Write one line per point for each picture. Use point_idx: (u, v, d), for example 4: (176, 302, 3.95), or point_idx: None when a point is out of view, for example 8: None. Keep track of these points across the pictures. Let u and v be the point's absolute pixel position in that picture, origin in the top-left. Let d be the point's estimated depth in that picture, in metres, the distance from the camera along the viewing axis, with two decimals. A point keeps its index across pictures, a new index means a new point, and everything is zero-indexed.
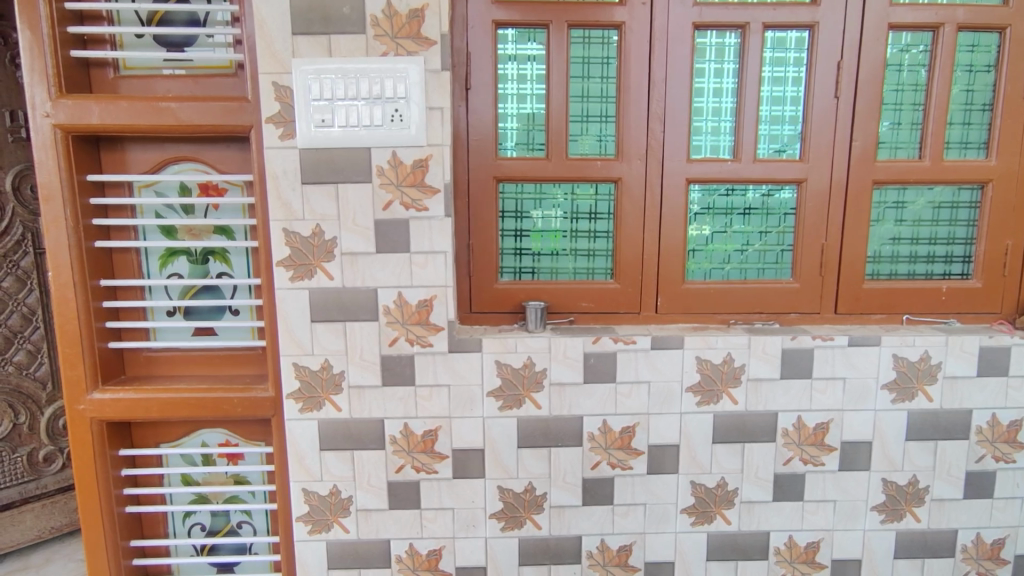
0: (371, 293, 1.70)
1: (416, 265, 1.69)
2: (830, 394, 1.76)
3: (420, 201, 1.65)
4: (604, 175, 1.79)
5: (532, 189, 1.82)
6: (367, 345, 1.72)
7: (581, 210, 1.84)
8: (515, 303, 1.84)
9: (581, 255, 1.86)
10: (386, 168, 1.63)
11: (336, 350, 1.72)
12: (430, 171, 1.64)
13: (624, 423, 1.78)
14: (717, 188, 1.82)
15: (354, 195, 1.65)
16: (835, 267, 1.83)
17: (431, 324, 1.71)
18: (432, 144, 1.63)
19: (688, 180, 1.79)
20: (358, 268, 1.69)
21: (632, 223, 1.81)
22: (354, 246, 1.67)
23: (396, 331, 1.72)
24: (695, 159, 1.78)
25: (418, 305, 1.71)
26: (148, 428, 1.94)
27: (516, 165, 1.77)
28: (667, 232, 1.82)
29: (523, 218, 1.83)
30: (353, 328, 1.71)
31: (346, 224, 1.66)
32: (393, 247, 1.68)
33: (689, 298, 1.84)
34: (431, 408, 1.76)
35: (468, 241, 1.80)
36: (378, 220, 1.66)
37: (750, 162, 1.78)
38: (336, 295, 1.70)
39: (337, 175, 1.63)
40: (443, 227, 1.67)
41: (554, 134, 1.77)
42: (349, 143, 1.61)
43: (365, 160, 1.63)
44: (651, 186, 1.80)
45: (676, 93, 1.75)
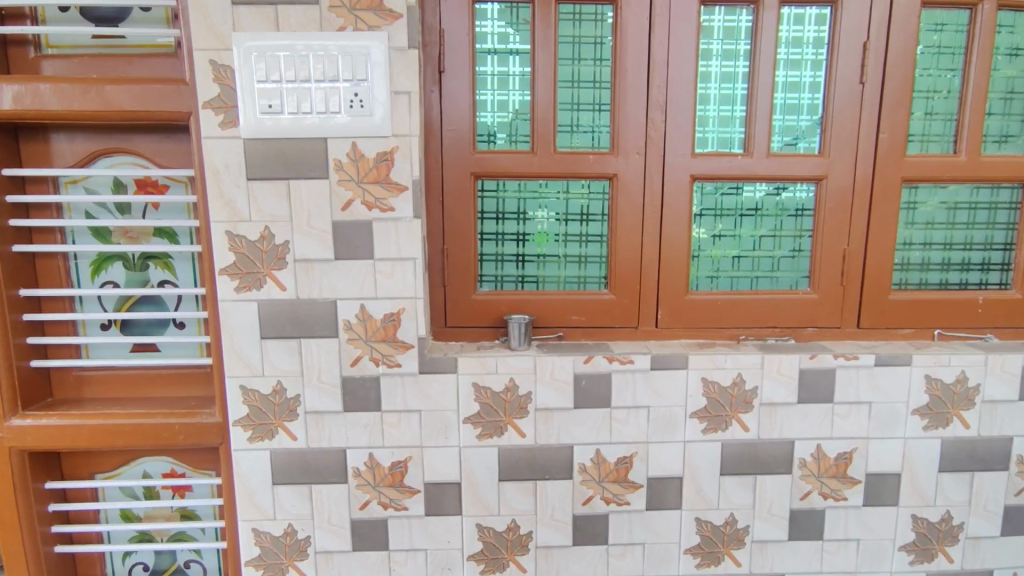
0: (330, 306, 1.48)
1: (381, 274, 1.47)
2: (853, 420, 1.55)
3: (385, 200, 1.43)
4: (598, 171, 1.57)
5: (516, 187, 1.60)
6: (325, 366, 1.50)
7: (571, 211, 1.62)
8: (496, 316, 1.62)
9: (571, 261, 1.64)
10: (345, 161, 1.41)
11: (290, 371, 1.50)
12: (396, 166, 1.42)
13: (620, 453, 1.57)
14: (726, 186, 1.61)
15: (307, 193, 1.42)
16: (858, 275, 1.62)
17: (399, 341, 1.50)
18: (399, 134, 1.41)
19: (692, 177, 1.58)
20: (314, 277, 1.46)
21: (629, 225, 1.60)
22: (308, 252, 1.45)
23: (359, 349, 1.50)
24: (700, 153, 1.57)
25: (384, 319, 1.49)
26: (80, 457, 1.71)
27: (497, 159, 1.55)
28: (669, 235, 1.60)
29: (505, 220, 1.61)
30: (309, 345, 1.49)
31: (299, 227, 1.44)
32: (354, 253, 1.46)
33: (693, 311, 1.63)
34: (399, 436, 1.54)
35: (442, 246, 1.58)
36: (335, 222, 1.44)
37: (764, 157, 1.56)
38: (289, 308, 1.47)
39: (287, 170, 1.41)
40: (412, 230, 1.45)
41: (541, 123, 1.55)
42: (302, 133, 1.39)
43: (320, 153, 1.41)
44: (651, 184, 1.58)
45: (680, 77, 1.53)
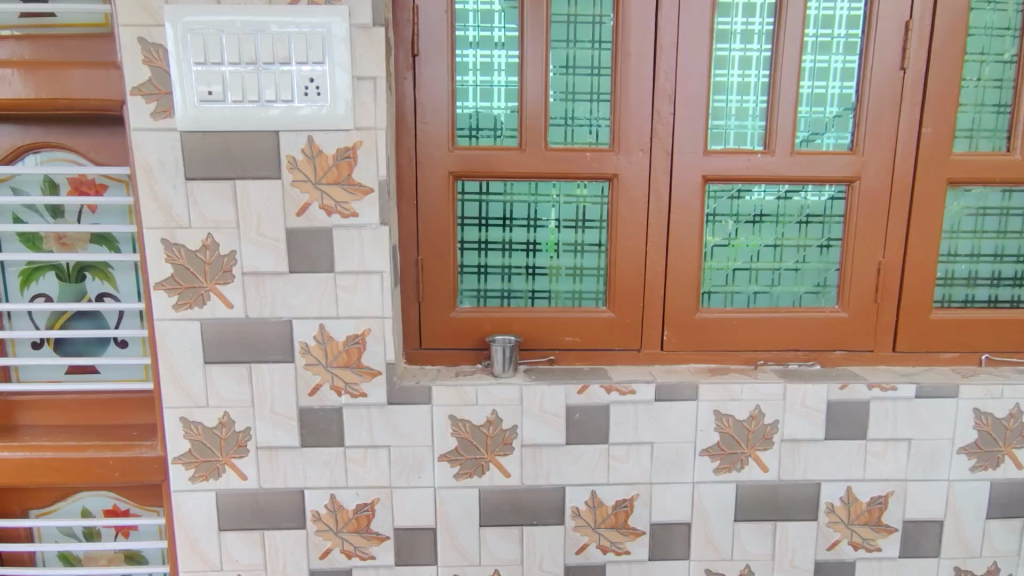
0: (284, 327, 1.27)
1: (343, 290, 1.27)
2: (889, 459, 1.35)
3: (346, 204, 1.24)
4: (596, 171, 1.37)
5: (501, 188, 1.40)
6: (279, 396, 1.30)
7: (565, 216, 1.41)
8: (479, 337, 1.42)
9: (564, 274, 1.44)
10: (300, 159, 1.21)
11: (238, 402, 1.29)
12: (360, 164, 1.22)
13: (619, 495, 1.37)
14: (743, 189, 1.40)
15: (256, 196, 1.22)
16: (895, 292, 1.40)
17: (365, 367, 1.30)
18: (363, 127, 1.21)
19: (704, 178, 1.37)
20: (264, 293, 1.26)
21: (631, 234, 1.39)
22: (258, 264, 1.25)
23: (318, 376, 1.30)
24: (714, 151, 1.36)
25: (347, 342, 1.29)
26: (9, 493, 1.51)
27: (480, 157, 1.35)
28: (676, 246, 1.40)
29: (488, 227, 1.41)
30: (260, 371, 1.29)
31: (247, 235, 1.23)
32: (311, 265, 1.25)
33: (703, 331, 1.43)
34: (364, 476, 1.34)
35: (417, 257, 1.38)
36: (289, 229, 1.24)
37: (786, 156, 1.36)
38: (237, 329, 1.27)
39: (233, 168, 1.21)
40: (378, 238, 1.25)
41: (529, 115, 1.35)
42: (249, 125, 1.19)
43: (271, 149, 1.21)
44: (656, 186, 1.38)
45: (691, 63, 1.33)
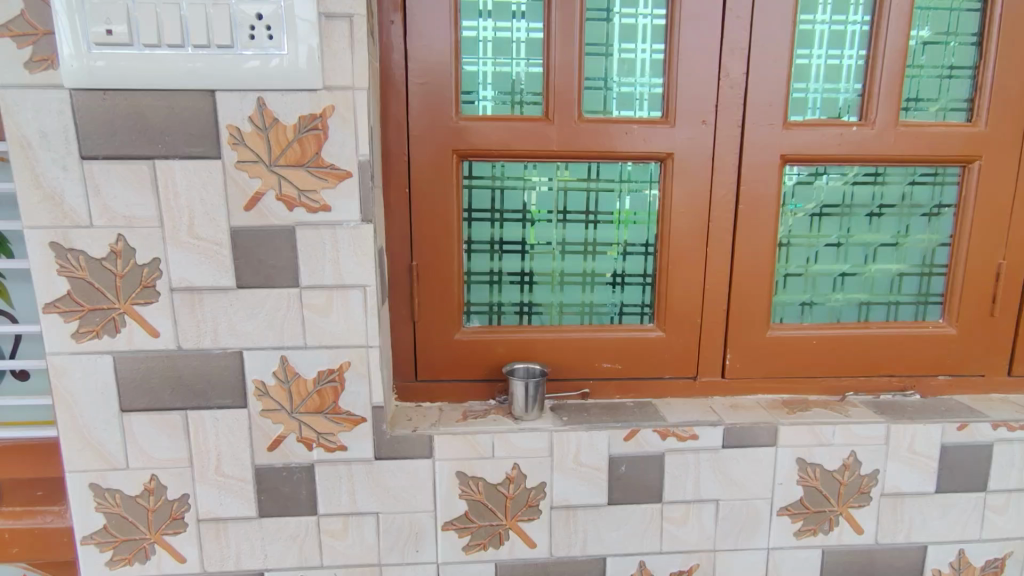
0: (231, 361, 0.94)
1: (312, 310, 0.93)
2: (1010, 514, 1.09)
3: (314, 194, 0.90)
4: (645, 149, 1.05)
5: (521, 172, 1.07)
6: (227, 453, 0.96)
7: (602, 208, 1.09)
8: (492, 366, 1.10)
9: (601, 283, 1.13)
10: (247, 132, 0.87)
11: (171, 462, 0.96)
12: (333, 139, 0.89)
13: (674, 566, 1.08)
14: (830, 172, 1.10)
15: (186, 183, 0.87)
16: (1015, 301, 1.13)
17: (344, 413, 0.97)
18: (335, 86, 0.87)
19: (784, 158, 1.07)
20: (203, 317, 0.91)
21: (687, 231, 1.09)
22: (192, 278, 0.90)
23: (281, 426, 0.96)
24: (797, 123, 1.05)
25: (318, 381, 0.96)
26: None
27: (494, 131, 1.02)
28: (744, 245, 1.09)
29: (504, 222, 1.08)
30: (200, 422, 0.95)
31: (175, 237, 0.88)
32: (267, 278, 0.92)
33: (774, 353, 1.13)
34: (344, 552, 1.02)
35: (411, 262, 1.05)
36: (235, 228, 0.89)
37: (888, 130, 1.06)
38: (164, 367, 0.92)
39: (151, 143, 0.86)
40: (359, 240, 0.92)
41: (560, 75, 1.02)
42: (173, 82, 0.84)
43: (206, 116, 0.86)
44: (722, 169, 1.07)
45: (771, 5, 1.01)
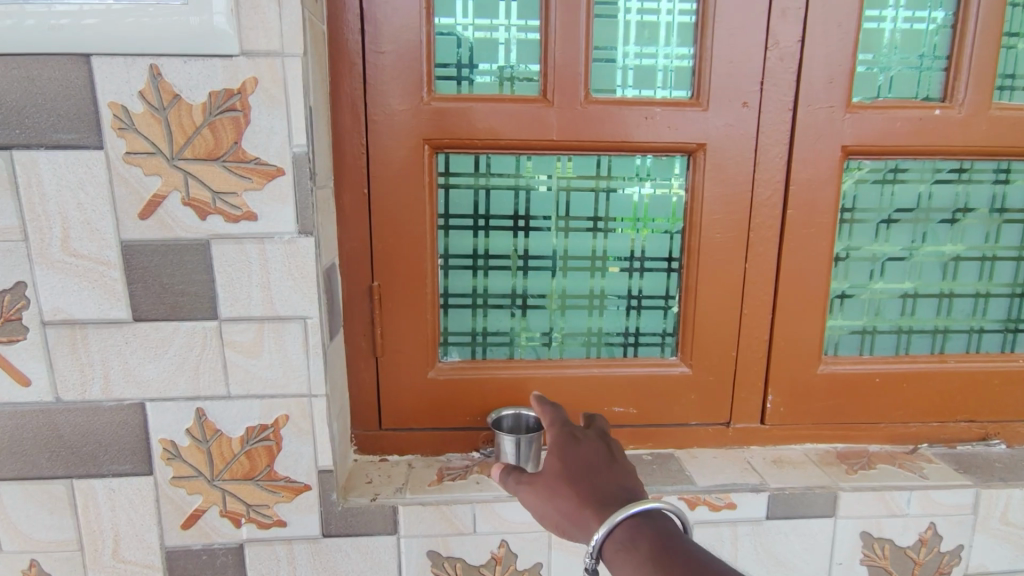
0: (129, 417, 0.72)
1: (235, 350, 0.71)
2: None
3: (235, 197, 0.67)
4: (670, 139, 0.83)
5: (512, 167, 0.84)
6: (127, 534, 0.75)
7: (614, 214, 0.87)
8: (477, 412, 0.88)
9: (612, 306, 0.90)
10: (139, 114, 0.64)
11: (54, 545, 0.74)
12: (256, 123, 0.66)
13: None
14: (900, 169, 0.87)
15: (56, 183, 0.65)
16: None
17: (282, 481, 0.75)
18: (257, 51, 0.64)
19: (846, 151, 0.84)
20: (89, 359, 0.70)
21: (722, 242, 0.86)
22: (73, 309, 0.68)
23: (200, 497, 0.75)
24: (864, 106, 0.83)
25: (247, 441, 0.74)
26: None
27: (477, 115, 0.80)
28: (792, 260, 0.87)
29: (490, 231, 0.86)
30: (92, 492, 0.73)
31: (45, 255, 0.67)
32: (174, 309, 0.69)
33: (827, 394, 0.91)
34: None
35: (372, 282, 0.83)
36: (127, 244, 0.67)
37: (976, 115, 0.84)
38: (38, 424, 0.71)
39: (5, 128, 0.64)
40: (296, 258, 0.69)
41: (562, 44, 0.79)
42: (28, 44, 0.62)
43: (80, 91, 0.63)
44: (766, 165, 0.84)
45: None
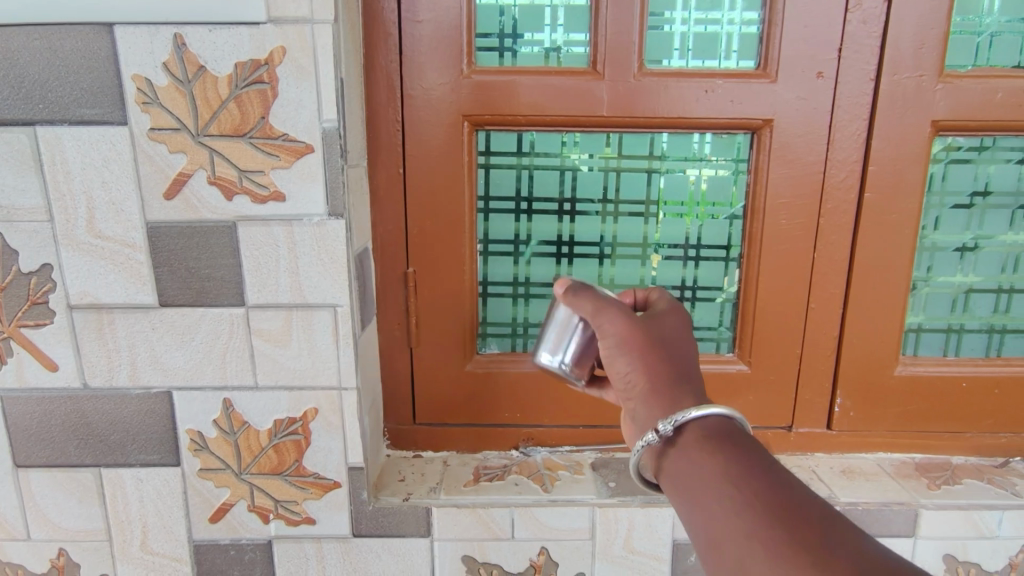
0: (156, 406, 0.69)
1: (263, 339, 0.67)
2: None
3: (262, 176, 0.63)
4: (733, 114, 0.75)
5: (557, 146, 0.77)
6: (155, 525, 0.73)
7: (668, 197, 0.80)
8: (516, 408, 0.83)
9: None
10: (163, 87, 0.60)
11: (83, 534, 0.73)
12: (285, 96, 0.61)
13: None
14: (999, 147, 0.77)
15: (80, 160, 0.62)
16: None
17: (312, 477, 0.71)
18: (285, 17, 0.59)
19: (936, 127, 0.74)
20: (116, 345, 0.67)
21: (789, 228, 0.78)
22: (99, 293, 0.66)
23: (227, 490, 0.72)
24: (960, 76, 0.73)
25: (276, 434, 0.70)
26: None
27: (521, 89, 0.73)
28: (870, 248, 0.78)
29: (534, 215, 0.80)
30: (121, 482, 0.71)
31: (70, 237, 0.64)
32: (200, 294, 0.66)
33: (904, 398, 0.82)
34: None
35: (407, 268, 0.78)
36: (152, 225, 0.64)
37: None
38: (67, 411, 0.69)
39: (28, 102, 0.61)
40: (325, 242, 0.65)
41: (615, 9, 0.72)
42: (52, 13, 0.59)
43: (103, 63, 0.60)
44: (842, 143, 0.76)
45: None
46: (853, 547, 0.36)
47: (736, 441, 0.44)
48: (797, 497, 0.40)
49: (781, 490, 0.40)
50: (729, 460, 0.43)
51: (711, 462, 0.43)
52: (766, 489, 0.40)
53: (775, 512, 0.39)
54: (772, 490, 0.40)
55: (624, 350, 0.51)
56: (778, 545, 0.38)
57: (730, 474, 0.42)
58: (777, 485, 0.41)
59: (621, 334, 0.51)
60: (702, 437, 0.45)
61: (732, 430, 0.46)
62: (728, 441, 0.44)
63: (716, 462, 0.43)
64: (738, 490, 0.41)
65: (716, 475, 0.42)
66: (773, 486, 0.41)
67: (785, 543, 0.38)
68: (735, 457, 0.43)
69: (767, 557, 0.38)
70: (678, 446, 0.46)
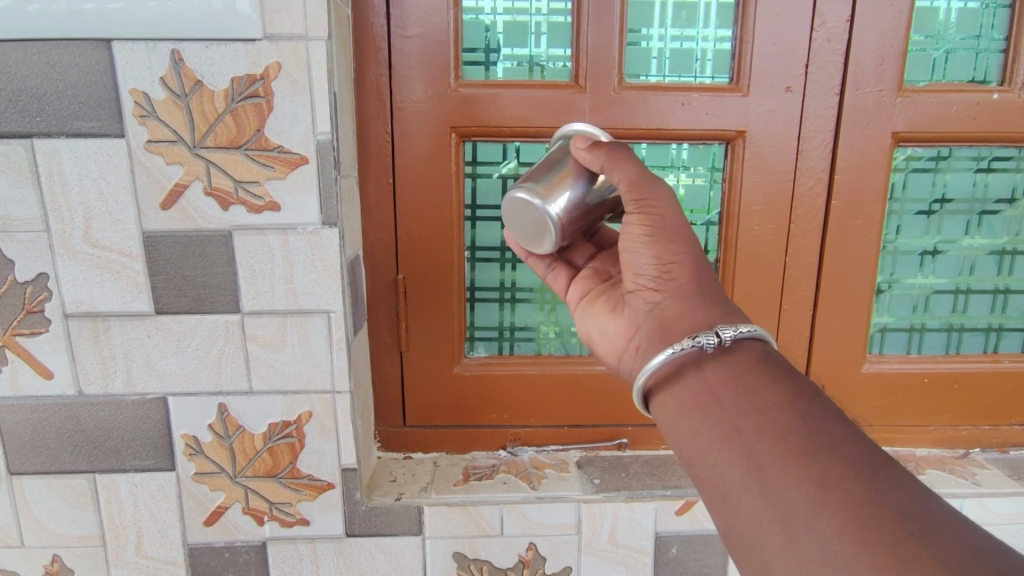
0: (151, 412, 0.70)
1: (258, 344, 0.69)
2: None
3: (257, 186, 0.65)
4: (707, 126, 0.79)
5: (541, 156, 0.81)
6: (150, 530, 0.74)
7: None
8: (504, 409, 0.85)
9: None
10: (160, 101, 0.62)
11: (77, 540, 0.74)
12: (280, 109, 0.63)
13: None
14: (954, 157, 0.82)
15: (77, 172, 0.64)
16: None
17: (305, 478, 0.73)
18: (280, 34, 0.62)
19: (895, 138, 0.79)
20: (111, 352, 0.68)
21: (762, 234, 0.82)
22: (95, 301, 0.67)
23: (222, 494, 0.73)
24: (917, 90, 0.78)
25: (270, 437, 0.72)
26: None
27: (506, 101, 0.77)
28: (837, 252, 0.82)
29: None
30: (116, 487, 0.72)
31: (66, 247, 0.65)
32: (196, 301, 0.67)
33: (871, 394, 0.87)
34: None
35: (397, 274, 0.80)
36: (149, 235, 0.66)
37: None
38: (61, 418, 0.70)
39: (26, 116, 0.62)
40: (319, 250, 0.67)
41: (595, 25, 0.75)
42: (49, 28, 0.60)
43: (101, 77, 0.62)
44: (810, 153, 0.80)
45: None
46: (907, 496, 0.34)
47: (771, 372, 0.43)
48: (842, 442, 0.37)
49: (827, 434, 0.38)
50: (765, 392, 0.42)
51: (741, 394, 0.42)
52: (802, 424, 0.39)
53: (813, 451, 0.37)
54: (809, 424, 0.39)
55: (650, 249, 0.51)
56: (814, 483, 0.36)
57: (763, 404, 0.41)
58: (817, 420, 0.38)
59: (642, 226, 0.52)
60: (732, 368, 0.44)
61: (768, 364, 0.44)
62: (763, 373, 0.43)
63: (748, 395, 0.42)
64: (775, 427, 0.39)
65: (743, 404, 0.42)
66: (810, 421, 0.39)
67: (821, 479, 0.36)
68: (773, 388, 0.42)
69: (802, 494, 0.36)
70: (708, 374, 0.45)
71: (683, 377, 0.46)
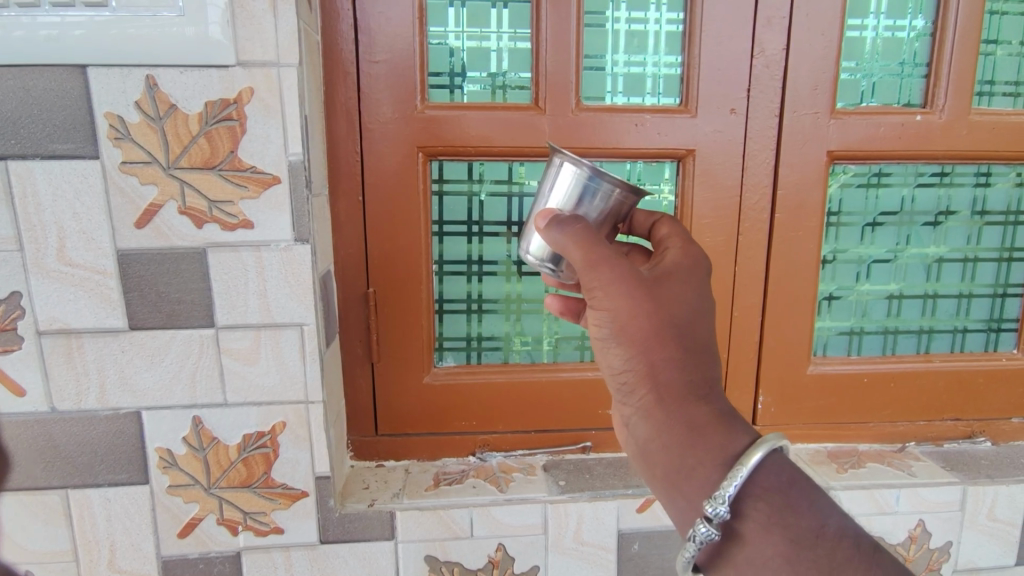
0: (125, 426, 0.72)
1: (232, 357, 0.71)
2: None
3: (231, 206, 0.68)
4: (660, 145, 0.84)
5: (505, 173, 0.85)
6: (123, 543, 0.75)
7: None
8: (473, 416, 0.89)
9: None
10: (131, 123, 0.65)
11: (50, 555, 0.75)
12: (253, 131, 0.66)
13: None
14: (885, 172, 0.90)
15: (51, 193, 0.65)
16: None
17: (280, 487, 0.75)
18: (252, 61, 0.65)
19: (832, 157, 0.86)
20: (85, 369, 0.70)
21: (714, 246, 0.88)
22: (68, 318, 0.68)
23: (196, 505, 0.75)
24: (849, 112, 0.85)
25: (244, 447, 0.74)
26: None
27: (469, 122, 0.81)
28: (782, 262, 0.88)
29: (484, 237, 0.87)
30: (89, 501, 0.73)
31: (40, 265, 0.67)
32: (170, 317, 0.69)
33: (817, 394, 0.93)
34: None
35: (368, 288, 0.83)
36: (124, 253, 0.67)
37: (958, 119, 0.86)
38: (33, 435, 0.71)
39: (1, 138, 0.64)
40: (292, 266, 0.70)
41: (553, 51, 0.80)
42: (23, 54, 0.62)
43: (76, 101, 0.64)
44: (755, 170, 0.86)
45: None
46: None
47: (802, 490, 0.44)
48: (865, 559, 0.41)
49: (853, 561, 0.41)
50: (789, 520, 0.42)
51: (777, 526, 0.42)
52: (832, 552, 0.41)
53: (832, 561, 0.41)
54: (847, 555, 0.41)
55: None
56: None
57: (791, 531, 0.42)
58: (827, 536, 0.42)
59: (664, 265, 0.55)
60: (767, 488, 0.43)
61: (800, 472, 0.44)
62: (785, 494, 0.43)
63: (783, 522, 0.42)
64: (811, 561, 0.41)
65: (783, 533, 0.42)
66: (849, 551, 0.41)
67: None
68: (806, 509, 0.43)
69: None
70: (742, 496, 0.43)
71: (706, 489, 0.45)
